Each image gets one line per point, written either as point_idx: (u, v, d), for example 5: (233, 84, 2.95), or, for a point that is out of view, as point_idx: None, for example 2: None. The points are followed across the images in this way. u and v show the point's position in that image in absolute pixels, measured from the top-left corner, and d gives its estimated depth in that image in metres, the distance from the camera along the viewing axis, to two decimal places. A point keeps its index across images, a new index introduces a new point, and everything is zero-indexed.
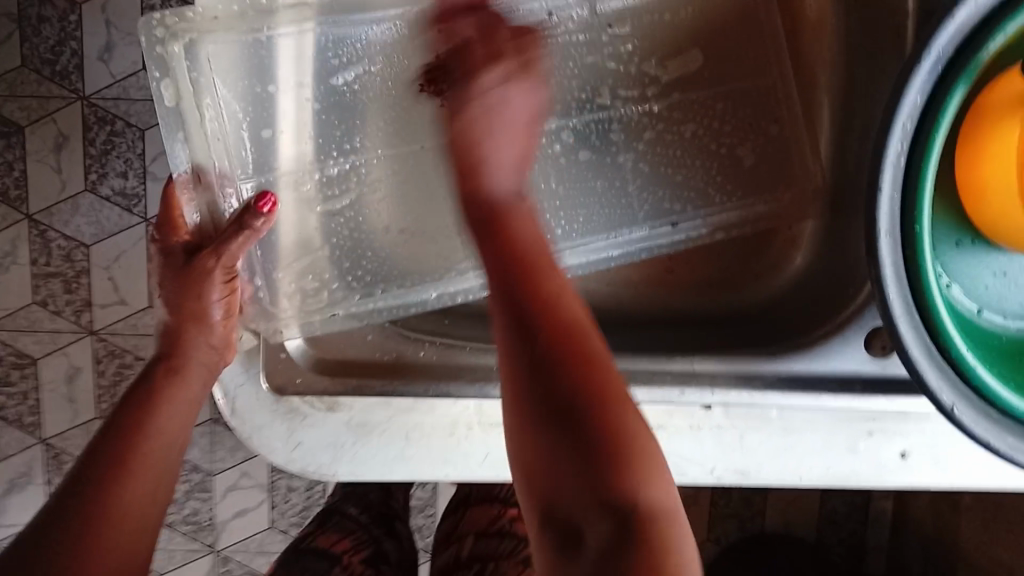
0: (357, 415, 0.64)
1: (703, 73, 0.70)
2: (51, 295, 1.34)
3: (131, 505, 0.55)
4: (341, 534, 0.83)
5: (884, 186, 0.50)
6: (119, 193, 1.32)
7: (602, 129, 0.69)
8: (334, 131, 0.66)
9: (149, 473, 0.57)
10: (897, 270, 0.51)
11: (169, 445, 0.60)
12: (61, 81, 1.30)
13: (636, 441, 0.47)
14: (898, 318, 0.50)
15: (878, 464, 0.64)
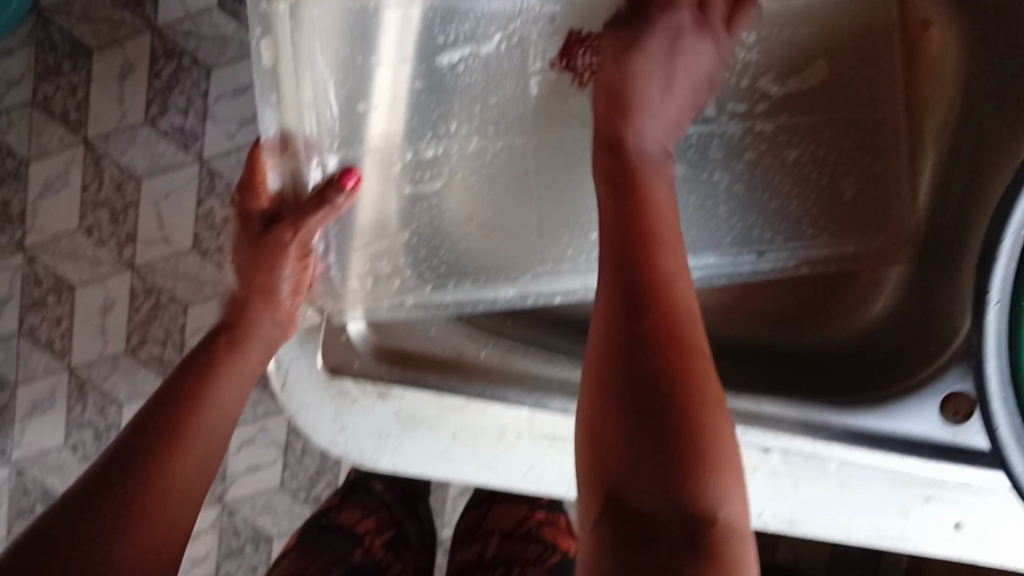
0: (407, 406, 0.61)
1: (813, 99, 0.68)
2: (97, 223, 1.33)
3: (180, 480, 0.54)
4: (365, 512, 0.81)
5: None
6: (178, 130, 1.31)
7: (702, 145, 0.67)
8: (427, 109, 0.64)
9: (199, 448, 0.57)
10: (1000, 341, 0.52)
11: (221, 417, 0.60)
12: (136, 9, 1.31)
13: (720, 463, 0.44)
14: (992, 389, 0.52)
15: (930, 531, 0.62)
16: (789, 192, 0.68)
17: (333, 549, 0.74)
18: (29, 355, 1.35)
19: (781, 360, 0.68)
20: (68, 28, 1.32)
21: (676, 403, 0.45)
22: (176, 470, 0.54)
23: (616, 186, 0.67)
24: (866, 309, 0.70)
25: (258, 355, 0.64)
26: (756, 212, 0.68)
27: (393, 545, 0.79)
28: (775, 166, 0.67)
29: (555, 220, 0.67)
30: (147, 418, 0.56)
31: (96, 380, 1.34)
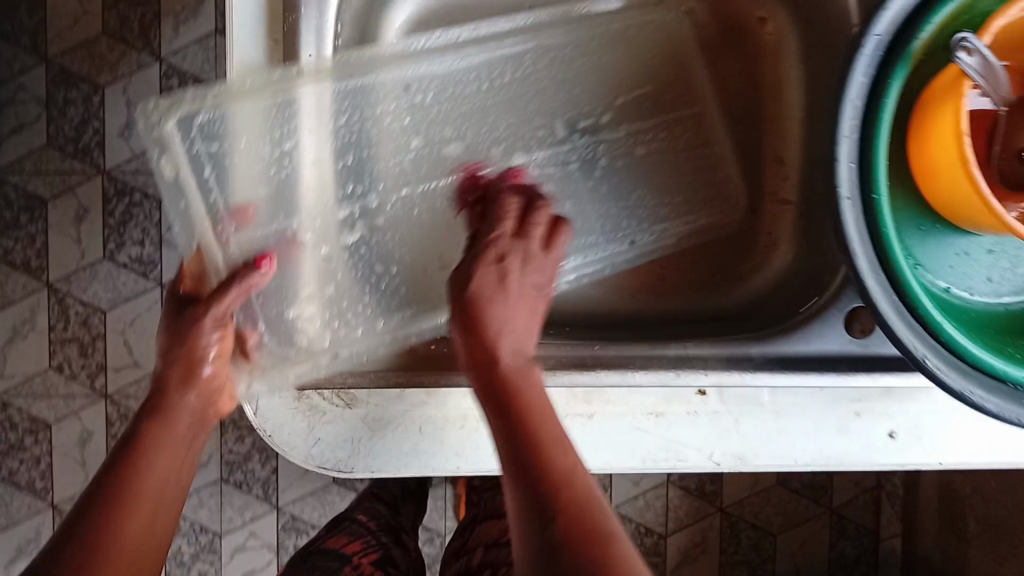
0: (373, 410, 0.68)
1: (671, 97, 0.78)
2: (67, 359, 1.38)
3: (130, 540, 0.62)
4: (352, 537, 0.87)
5: (841, 158, 0.56)
6: (136, 260, 1.38)
7: (589, 155, 0.76)
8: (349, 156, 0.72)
9: (144, 510, 0.64)
10: (862, 234, 0.56)
11: (171, 468, 0.68)
12: (83, 158, 1.37)
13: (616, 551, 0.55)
14: (864, 273, 0.56)
15: (868, 444, 0.68)
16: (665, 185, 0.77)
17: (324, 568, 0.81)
18: (14, 498, 1.39)
19: (708, 321, 0.75)
20: (22, 185, 1.37)
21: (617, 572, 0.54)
22: (127, 526, 0.62)
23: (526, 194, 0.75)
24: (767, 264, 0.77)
25: (193, 402, 0.70)
26: (650, 198, 0.76)
27: (380, 565, 0.84)
28: (648, 163, 0.77)
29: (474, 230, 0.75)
30: (100, 478, 0.65)
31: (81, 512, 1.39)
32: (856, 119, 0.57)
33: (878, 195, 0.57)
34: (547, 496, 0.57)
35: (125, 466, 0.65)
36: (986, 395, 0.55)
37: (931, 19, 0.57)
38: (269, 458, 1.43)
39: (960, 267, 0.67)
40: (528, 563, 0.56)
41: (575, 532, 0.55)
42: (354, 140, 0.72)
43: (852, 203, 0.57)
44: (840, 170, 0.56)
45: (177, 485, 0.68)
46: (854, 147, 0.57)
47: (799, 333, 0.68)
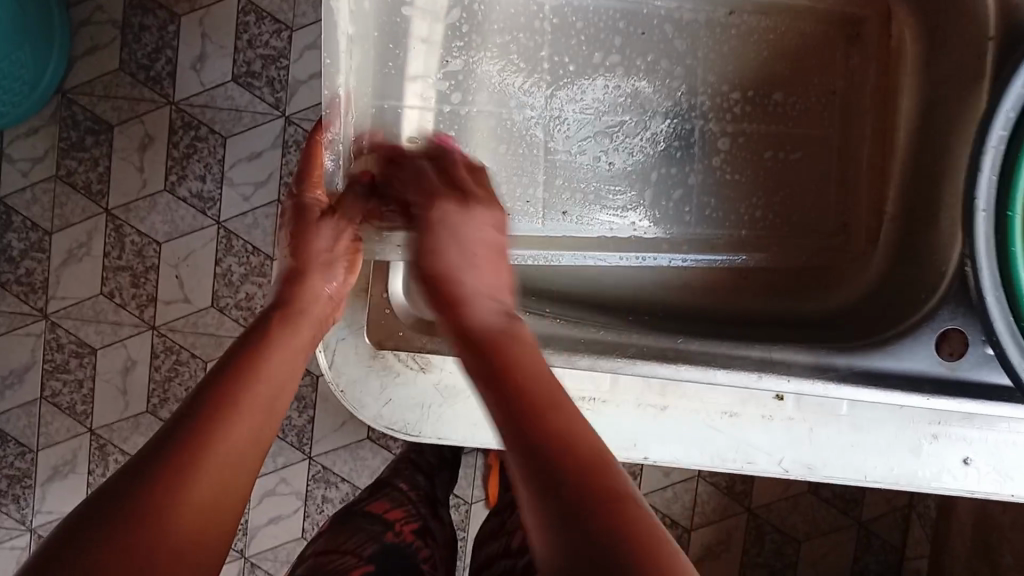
0: (447, 377, 0.67)
1: (788, 98, 0.77)
2: (118, 287, 1.38)
3: (227, 451, 0.50)
4: (392, 504, 0.83)
5: (983, 172, 0.57)
6: (196, 196, 1.37)
7: (685, 146, 0.76)
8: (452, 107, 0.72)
9: (229, 459, 0.49)
10: (990, 250, 0.57)
11: (277, 389, 0.55)
12: (153, 86, 1.37)
13: (618, 488, 0.42)
14: (987, 291, 0.57)
15: (941, 468, 0.67)
16: (760, 174, 0.77)
17: (366, 531, 0.76)
18: (53, 419, 1.39)
19: (799, 325, 0.73)
20: (90, 107, 1.37)
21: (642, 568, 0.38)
22: (238, 431, 0.51)
23: (631, 152, 0.76)
24: (859, 276, 0.76)
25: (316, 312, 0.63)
26: (745, 185, 0.76)
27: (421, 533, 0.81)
28: (748, 150, 0.77)
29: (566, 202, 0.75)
30: (213, 373, 0.54)
31: (117, 441, 1.39)
32: (1006, 132, 0.56)
33: (1014, 213, 0.56)
34: (548, 452, 0.42)
35: (236, 372, 0.54)
36: None
37: None
38: (307, 407, 1.39)
39: None
40: (519, 476, 0.43)
41: (551, 436, 0.43)
42: (453, 84, 0.72)
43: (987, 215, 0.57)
44: (981, 185, 0.57)
45: (272, 430, 0.54)
46: (1000, 161, 0.56)
47: (891, 347, 0.66)
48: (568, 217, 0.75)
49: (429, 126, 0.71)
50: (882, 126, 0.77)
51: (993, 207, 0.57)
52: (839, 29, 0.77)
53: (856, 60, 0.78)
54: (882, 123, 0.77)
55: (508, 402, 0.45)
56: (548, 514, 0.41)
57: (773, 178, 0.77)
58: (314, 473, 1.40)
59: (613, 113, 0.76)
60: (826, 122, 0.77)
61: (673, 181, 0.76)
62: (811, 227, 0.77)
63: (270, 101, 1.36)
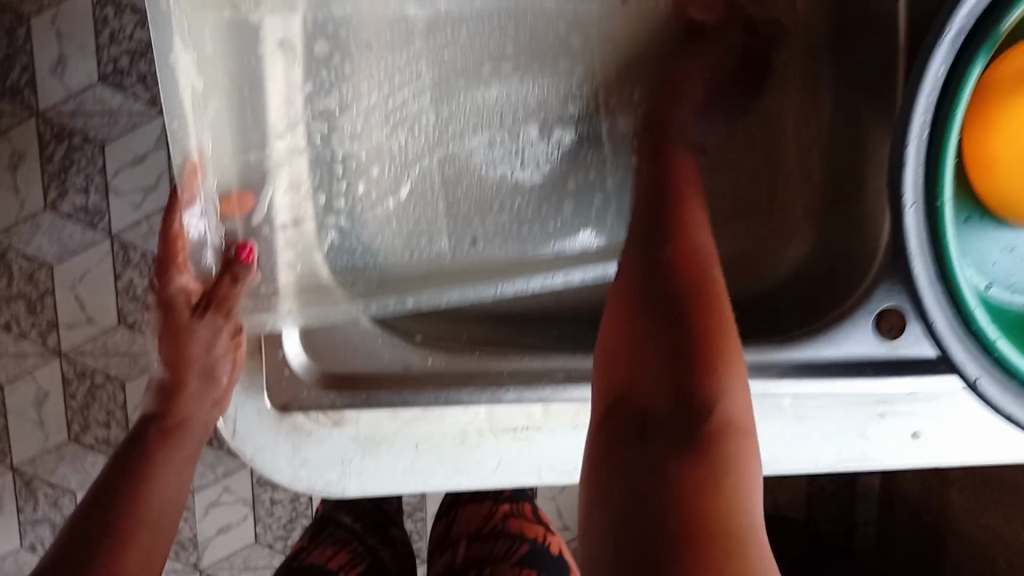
0: (364, 428, 0.62)
1: (697, 75, 0.72)
2: (14, 317, 1.21)
3: (134, 549, 0.54)
4: (335, 549, 0.86)
5: (909, 162, 0.51)
6: (82, 209, 1.19)
7: (596, 141, 0.71)
8: (327, 146, 0.64)
9: (138, 547, 0.54)
10: (922, 245, 0.52)
11: (162, 509, 0.58)
12: (12, 99, 1.16)
13: (730, 363, 0.49)
14: (924, 291, 0.52)
15: (887, 445, 0.65)
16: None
17: None
18: None
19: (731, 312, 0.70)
20: None
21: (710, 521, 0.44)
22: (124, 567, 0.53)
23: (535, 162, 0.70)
24: (785, 253, 0.72)
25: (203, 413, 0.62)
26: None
27: None
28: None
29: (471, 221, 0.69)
30: (88, 512, 0.55)
31: (44, 475, 1.24)
32: (928, 115, 0.51)
33: (942, 202, 0.53)
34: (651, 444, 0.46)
35: (115, 509, 0.55)
36: None
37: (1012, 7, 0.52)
38: None
39: (1007, 262, 0.61)
40: (613, 369, 0.51)
41: (704, 327, 0.49)
42: (329, 125, 0.65)
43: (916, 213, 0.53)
44: (906, 175, 0.52)
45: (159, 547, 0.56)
46: (923, 148, 0.52)
47: (823, 336, 0.62)
48: (477, 244, 0.68)
49: (305, 172, 0.62)
50: (791, 96, 0.73)
51: (922, 201, 0.52)
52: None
53: (768, 25, 0.72)
54: (793, 93, 0.73)
55: (641, 377, 0.49)
56: (650, 393, 0.49)
57: (693, 158, 0.72)
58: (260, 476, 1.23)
59: (518, 121, 0.69)
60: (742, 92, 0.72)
61: (589, 184, 0.70)
62: (734, 208, 0.74)
63: (146, 99, 1.18)
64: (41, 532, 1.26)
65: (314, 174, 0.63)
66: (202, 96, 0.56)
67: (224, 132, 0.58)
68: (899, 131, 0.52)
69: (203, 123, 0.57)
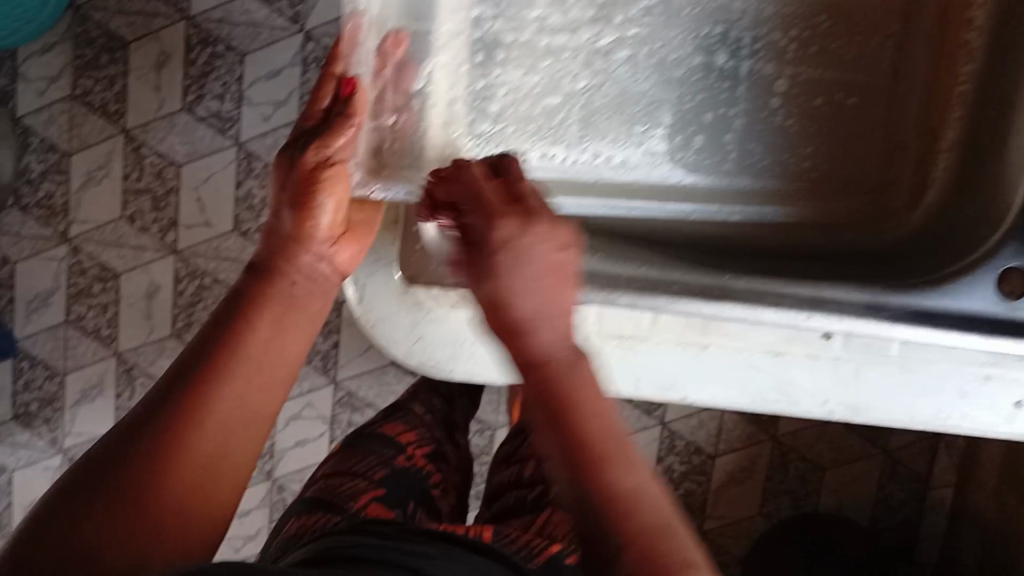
0: (478, 314, 0.64)
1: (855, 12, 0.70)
2: (139, 211, 1.28)
3: (211, 449, 0.48)
4: (406, 427, 0.84)
5: None
6: (214, 116, 1.25)
7: (727, 84, 0.70)
8: (491, 35, 0.70)
9: (209, 450, 0.48)
10: None
11: (250, 410, 0.50)
12: (168, 1, 1.24)
13: None
14: None
15: (990, 409, 0.64)
16: (815, 121, 0.70)
17: (374, 454, 0.78)
18: (77, 342, 1.31)
19: (857, 268, 0.67)
20: (104, 24, 1.25)
21: None
22: (177, 490, 0.47)
23: (671, 80, 0.70)
24: (907, 214, 0.70)
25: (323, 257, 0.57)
26: (799, 136, 0.70)
27: (432, 459, 0.82)
28: (809, 82, 0.70)
29: (606, 137, 0.70)
30: (181, 375, 0.49)
31: (143, 364, 1.31)
32: None
33: None
34: None
35: (182, 416, 0.48)
36: None
37: None
38: (331, 331, 1.22)
39: None
40: (574, 508, 0.41)
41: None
42: (497, 13, 0.70)
43: None
44: None
45: (241, 450, 0.50)
46: None
47: (947, 288, 0.62)
48: (602, 162, 0.70)
49: (461, 52, 0.69)
50: (937, 53, 0.70)
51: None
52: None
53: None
54: (943, 50, 0.70)
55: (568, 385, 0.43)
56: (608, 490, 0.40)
57: (833, 118, 0.70)
58: (342, 397, 1.24)
59: (669, 46, 0.70)
60: (881, 62, 0.70)
61: (723, 125, 0.70)
62: (871, 180, 0.71)
63: (289, 15, 1.23)
64: None
65: (468, 58, 0.69)
66: None
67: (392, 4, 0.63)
68: None
69: None
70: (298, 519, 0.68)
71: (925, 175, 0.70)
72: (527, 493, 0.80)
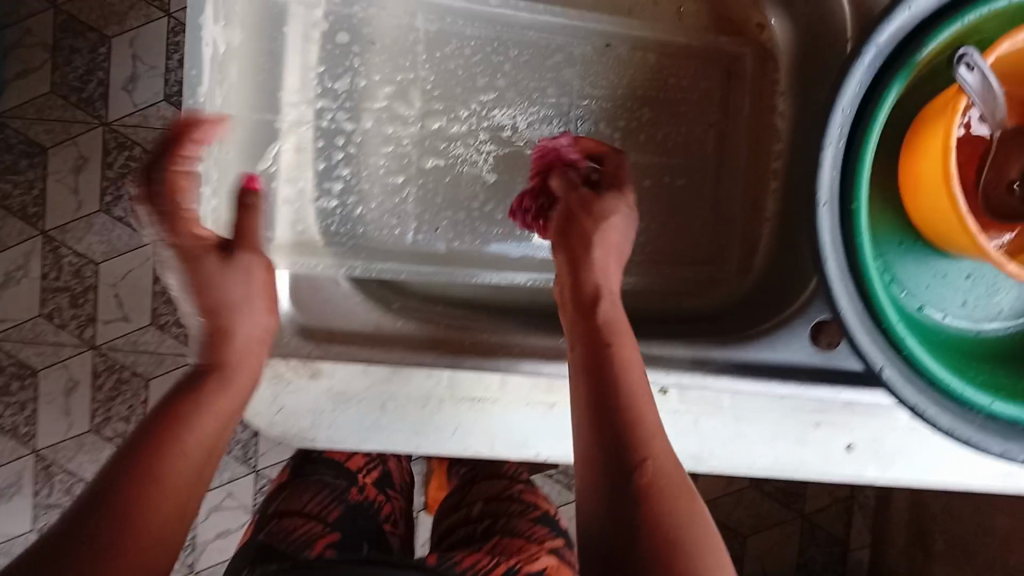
0: (336, 384, 0.67)
1: (680, 100, 0.78)
2: (57, 308, 1.31)
3: (170, 495, 0.50)
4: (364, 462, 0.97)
5: (825, 160, 0.57)
6: (132, 215, 1.30)
7: None
8: (336, 123, 0.72)
9: (172, 498, 0.50)
10: (834, 240, 0.57)
11: (190, 461, 0.52)
12: (86, 108, 1.29)
13: (661, 464, 0.52)
14: (833, 281, 0.56)
15: (825, 454, 0.69)
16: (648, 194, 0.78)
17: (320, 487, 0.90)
18: None
19: (688, 321, 0.74)
20: (23, 131, 1.29)
21: (672, 533, 0.50)
22: (148, 529, 0.48)
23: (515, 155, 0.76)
24: (741, 275, 0.77)
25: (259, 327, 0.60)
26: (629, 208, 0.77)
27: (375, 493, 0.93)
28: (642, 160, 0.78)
29: (446, 216, 0.75)
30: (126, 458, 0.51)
31: (62, 461, 1.32)
32: (844, 122, 0.57)
33: (857, 206, 0.58)
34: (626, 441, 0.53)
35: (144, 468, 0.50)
36: (947, 417, 0.57)
37: (934, 35, 0.59)
38: None
39: (937, 287, 0.67)
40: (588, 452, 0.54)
41: (620, 413, 0.54)
42: (338, 104, 0.72)
43: (831, 206, 0.57)
44: (823, 174, 0.57)
45: (191, 502, 0.52)
46: (838, 154, 0.57)
47: (767, 339, 0.68)
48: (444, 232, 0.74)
49: (309, 140, 0.71)
50: (756, 128, 0.78)
51: (834, 199, 0.57)
52: (715, 61, 0.78)
53: (733, 89, 0.79)
54: (758, 129, 0.78)
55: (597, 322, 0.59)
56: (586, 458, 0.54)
57: (664, 196, 0.78)
58: (262, 485, 1.23)
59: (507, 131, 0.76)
60: (701, 141, 0.78)
61: None
62: (697, 255, 0.78)
63: None
64: (51, 518, 1.32)
65: (316, 142, 0.72)
66: (224, 64, 0.63)
67: (234, 97, 0.65)
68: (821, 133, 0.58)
69: (218, 83, 0.62)
70: (249, 560, 0.74)
71: (750, 246, 0.78)
72: (475, 527, 0.88)
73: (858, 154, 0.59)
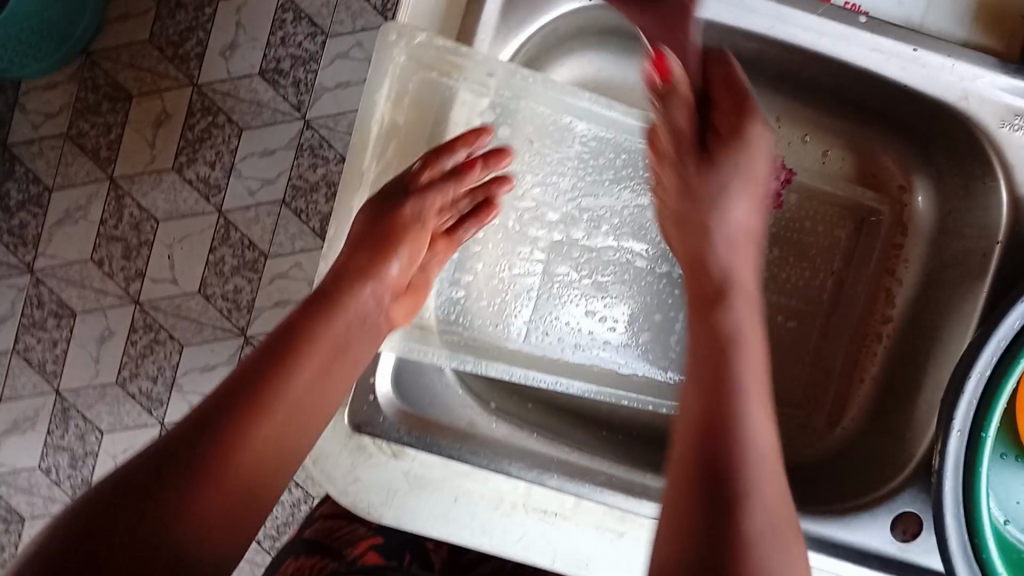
0: (417, 467, 0.67)
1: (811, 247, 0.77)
2: (108, 256, 1.29)
3: (245, 472, 0.51)
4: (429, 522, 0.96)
5: (966, 389, 0.57)
6: (202, 180, 1.27)
7: None
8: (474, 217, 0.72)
9: (251, 468, 0.51)
10: (955, 467, 0.58)
11: (290, 423, 0.55)
12: (179, 65, 1.27)
13: (748, 452, 0.49)
14: (946, 508, 0.57)
15: None
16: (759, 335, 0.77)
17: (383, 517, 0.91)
18: (20, 372, 1.32)
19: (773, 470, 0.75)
20: (113, 74, 1.28)
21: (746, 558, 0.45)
22: (215, 492, 0.49)
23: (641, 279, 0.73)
24: (828, 430, 0.77)
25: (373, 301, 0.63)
26: None
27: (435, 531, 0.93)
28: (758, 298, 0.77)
29: (561, 322, 0.71)
30: (238, 389, 0.53)
31: (80, 406, 1.31)
32: (994, 356, 0.57)
33: (986, 435, 0.57)
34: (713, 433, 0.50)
35: (228, 426, 0.51)
36: None
37: None
38: None
39: None
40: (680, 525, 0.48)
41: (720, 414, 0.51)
42: None
43: (960, 436, 0.58)
44: (960, 402, 0.57)
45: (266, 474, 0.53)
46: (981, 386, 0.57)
47: (847, 518, 0.67)
48: (562, 343, 0.71)
49: None
50: (874, 288, 0.77)
51: (967, 429, 0.57)
52: (850, 212, 0.77)
53: (861, 243, 0.77)
54: (876, 291, 0.77)
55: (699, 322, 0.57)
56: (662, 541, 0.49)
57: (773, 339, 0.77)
58: None
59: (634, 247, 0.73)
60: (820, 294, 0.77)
61: (668, 326, 0.73)
62: (791, 398, 0.78)
63: (293, 102, 1.25)
64: (58, 459, 1.31)
65: None
66: (388, 136, 0.65)
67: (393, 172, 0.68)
68: (967, 358, 0.57)
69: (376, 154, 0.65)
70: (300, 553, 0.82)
71: (842, 403, 0.77)
72: None
73: (996, 389, 0.57)
